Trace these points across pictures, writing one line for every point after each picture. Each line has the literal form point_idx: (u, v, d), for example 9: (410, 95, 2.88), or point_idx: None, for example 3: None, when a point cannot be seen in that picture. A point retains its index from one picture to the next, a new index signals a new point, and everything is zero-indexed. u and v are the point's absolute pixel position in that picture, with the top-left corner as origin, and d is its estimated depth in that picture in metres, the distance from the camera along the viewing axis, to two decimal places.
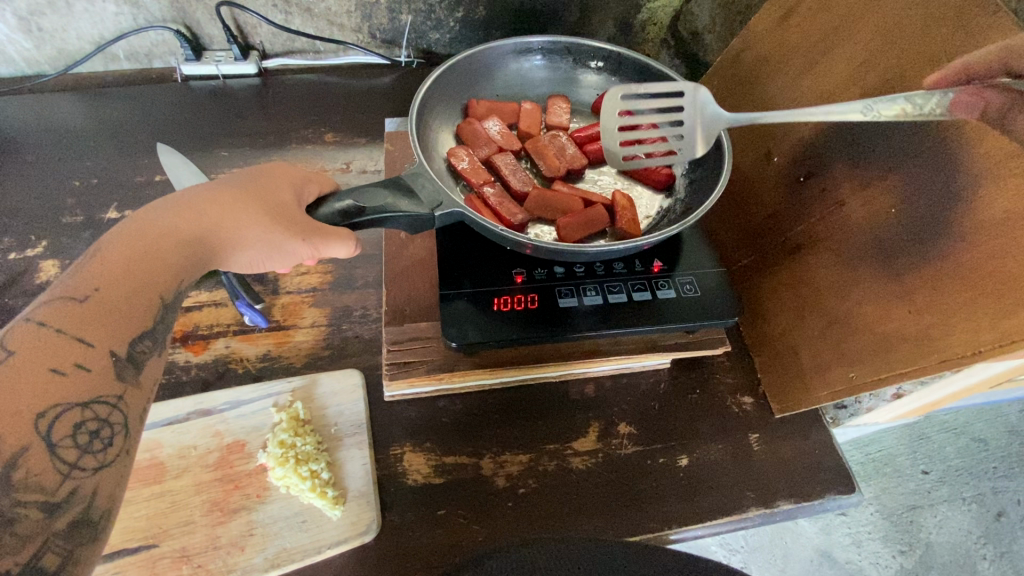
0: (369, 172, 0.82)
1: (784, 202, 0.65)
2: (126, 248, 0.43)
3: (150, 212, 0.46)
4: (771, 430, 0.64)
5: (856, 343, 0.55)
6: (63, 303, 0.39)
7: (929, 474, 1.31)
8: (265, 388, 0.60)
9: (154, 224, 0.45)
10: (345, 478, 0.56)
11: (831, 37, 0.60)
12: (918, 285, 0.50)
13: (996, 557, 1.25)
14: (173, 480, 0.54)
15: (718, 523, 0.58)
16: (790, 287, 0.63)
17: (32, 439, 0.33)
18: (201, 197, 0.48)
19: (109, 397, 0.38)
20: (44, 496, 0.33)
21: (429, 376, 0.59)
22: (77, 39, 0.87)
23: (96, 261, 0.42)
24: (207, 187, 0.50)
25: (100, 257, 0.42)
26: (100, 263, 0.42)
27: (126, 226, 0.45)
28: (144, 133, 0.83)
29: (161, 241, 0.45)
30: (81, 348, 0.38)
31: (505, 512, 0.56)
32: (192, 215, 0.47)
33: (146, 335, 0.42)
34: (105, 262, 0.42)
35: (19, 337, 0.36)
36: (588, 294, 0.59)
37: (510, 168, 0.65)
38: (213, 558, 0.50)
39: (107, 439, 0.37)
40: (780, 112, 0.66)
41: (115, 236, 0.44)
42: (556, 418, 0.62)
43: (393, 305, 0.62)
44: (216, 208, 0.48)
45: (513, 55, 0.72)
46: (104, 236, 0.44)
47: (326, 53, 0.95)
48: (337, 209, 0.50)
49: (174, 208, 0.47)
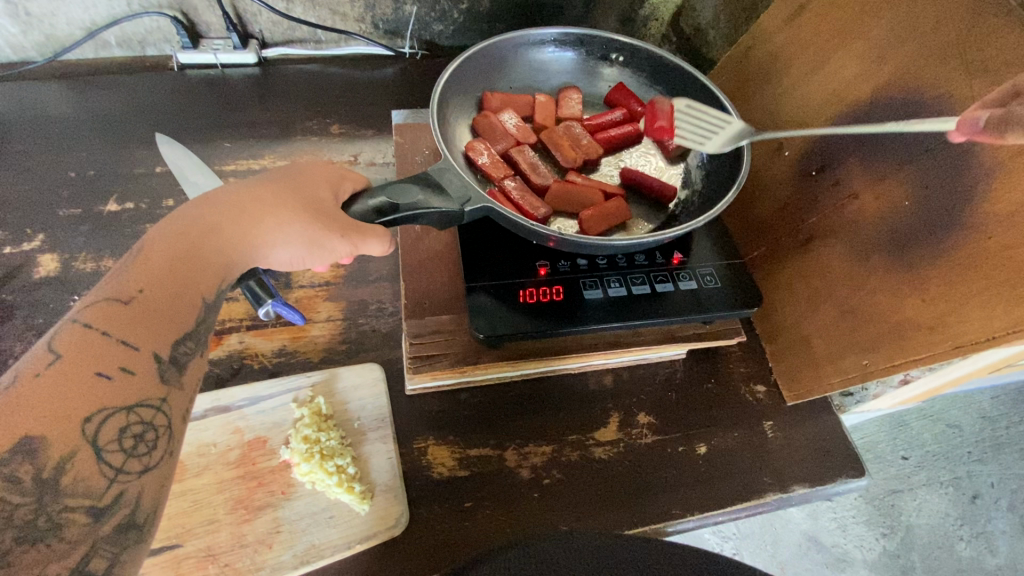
0: (377, 164, 0.81)
1: (796, 196, 0.66)
2: (169, 247, 0.43)
3: (192, 210, 0.46)
4: (783, 417, 0.65)
5: (869, 332, 0.57)
6: (107, 304, 0.38)
7: (909, 459, 1.36)
8: (285, 383, 0.59)
9: (195, 222, 0.45)
10: (371, 472, 0.55)
11: (844, 33, 0.61)
12: (931, 275, 0.52)
13: (973, 537, 1.31)
14: (194, 479, 0.52)
15: (737, 509, 0.59)
16: (802, 279, 0.64)
17: (79, 444, 0.33)
18: (239, 194, 0.48)
19: (153, 400, 0.38)
20: (90, 501, 0.33)
21: (452, 369, 0.58)
22: (66, 24, 0.83)
23: (141, 261, 0.41)
24: (246, 185, 0.49)
25: (143, 257, 0.42)
26: (144, 264, 0.41)
27: (168, 224, 0.45)
28: (141, 123, 0.80)
29: (202, 239, 0.44)
30: (126, 352, 0.37)
31: (531, 504, 0.56)
32: (232, 213, 0.46)
33: (189, 336, 0.41)
34: (149, 262, 0.41)
35: (65, 340, 0.36)
36: (611, 286, 0.60)
37: (528, 161, 0.65)
38: (239, 557, 0.50)
39: (151, 442, 0.37)
40: (791, 107, 0.67)
41: (157, 236, 0.44)
42: (578, 410, 0.63)
43: (413, 298, 0.62)
44: (255, 205, 0.47)
45: (528, 47, 0.72)
46: (149, 235, 0.44)
47: (327, 42, 0.93)
48: (371, 206, 0.49)
49: (216, 207, 0.46)
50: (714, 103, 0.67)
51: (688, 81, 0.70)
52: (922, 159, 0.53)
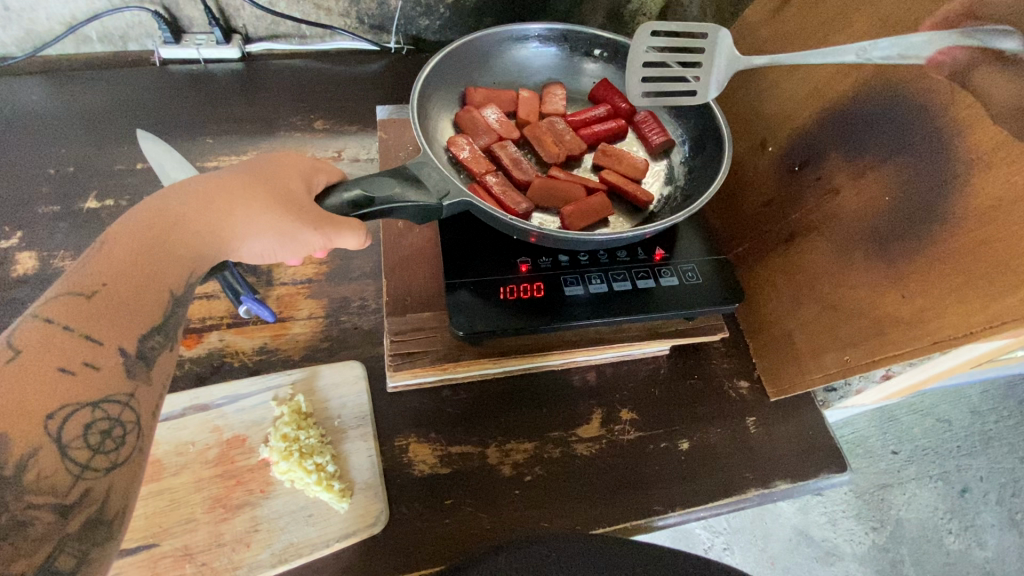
0: (361, 160, 0.80)
1: (779, 192, 0.66)
2: (133, 239, 0.42)
3: (157, 201, 0.45)
4: (766, 413, 0.65)
5: (850, 327, 0.57)
6: (69, 298, 0.38)
7: (898, 453, 1.37)
8: (264, 381, 0.58)
9: (160, 213, 0.44)
10: (351, 470, 0.55)
11: (826, 28, 0.61)
12: (910, 270, 0.52)
13: (962, 531, 1.32)
14: (172, 478, 0.52)
15: (719, 504, 0.59)
16: (785, 274, 0.64)
17: (43, 441, 0.33)
18: (206, 185, 0.47)
19: (121, 395, 0.37)
20: (55, 498, 0.33)
21: (433, 366, 0.58)
22: (45, 19, 0.82)
23: (103, 253, 0.41)
24: (214, 175, 0.48)
25: (106, 249, 0.41)
26: (107, 257, 0.41)
27: (132, 216, 0.44)
28: (122, 119, 0.80)
29: (168, 231, 0.43)
30: (90, 347, 0.37)
31: (512, 500, 0.56)
32: (199, 204, 0.45)
33: (157, 329, 0.41)
34: (112, 255, 0.41)
35: (25, 335, 0.36)
36: (593, 282, 0.60)
37: (510, 156, 0.64)
38: (217, 556, 0.49)
39: (119, 438, 0.36)
40: (774, 102, 0.67)
41: (121, 227, 0.43)
42: (560, 406, 0.63)
43: (394, 295, 0.61)
44: (224, 195, 0.46)
45: (511, 41, 0.72)
46: (112, 227, 0.43)
47: (312, 37, 0.93)
48: (345, 200, 0.49)
49: (183, 198, 0.45)
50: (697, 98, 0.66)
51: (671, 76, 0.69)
52: (903, 155, 0.53)
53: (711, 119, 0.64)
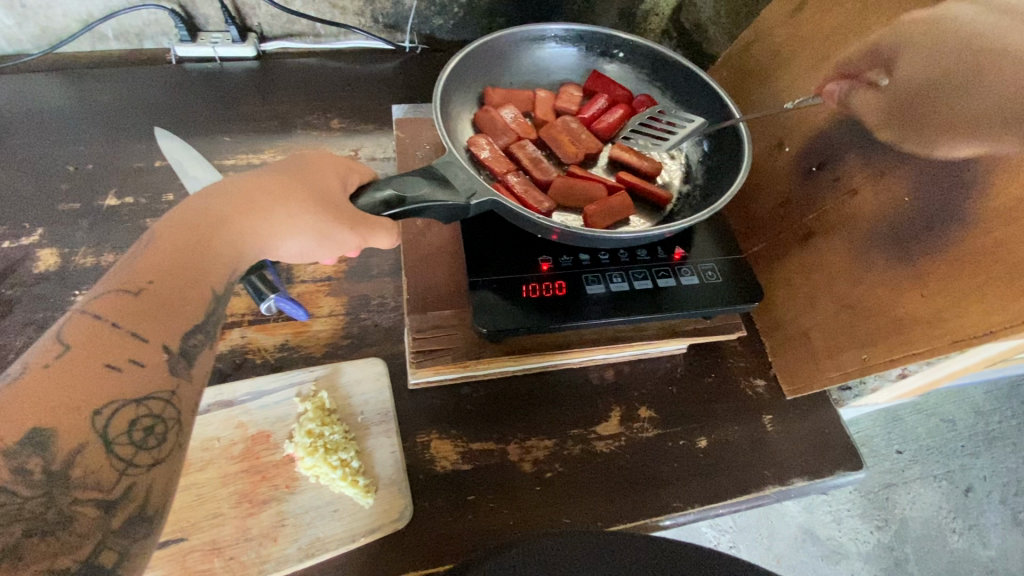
0: (378, 159, 0.80)
1: (795, 192, 0.66)
2: (177, 238, 0.43)
3: (200, 201, 0.46)
4: (783, 411, 0.66)
5: (868, 326, 0.58)
6: (117, 295, 0.38)
7: (903, 453, 1.38)
8: (287, 378, 0.59)
9: (203, 213, 0.45)
10: (375, 466, 0.56)
11: (844, 30, 0.61)
12: (930, 270, 0.52)
13: (966, 530, 1.32)
14: (198, 473, 0.53)
15: (737, 501, 0.59)
16: (802, 274, 0.65)
17: (90, 436, 0.33)
18: (247, 186, 0.47)
19: (164, 392, 0.38)
20: (100, 494, 0.33)
21: (455, 364, 0.59)
22: (62, 17, 0.82)
23: (150, 252, 0.41)
24: (254, 176, 0.49)
25: (151, 248, 0.42)
26: (153, 255, 0.41)
27: (176, 215, 0.45)
28: (139, 117, 0.80)
29: (211, 231, 0.44)
30: (136, 344, 0.37)
31: (534, 497, 0.56)
32: (240, 204, 0.46)
33: (198, 328, 0.41)
34: (158, 254, 0.41)
35: (75, 331, 0.36)
36: (613, 281, 0.60)
37: (530, 156, 0.65)
38: (245, 550, 0.50)
39: (161, 435, 0.37)
40: (791, 103, 0.67)
41: (166, 227, 0.44)
42: (579, 404, 0.63)
43: (415, 292, 0.62)
44: (264, 196, 0.47)
45: (530, 42, 0.72)
46: (156, 227, 0.44)
47: (326, 36, 0.93)
48: (378, 200, 0.49)
49: (225, 197, 0.46)
50: (715, 99, 0.67)
51: (689, 76, 0.70)
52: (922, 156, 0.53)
53: (730, 119, 0.65)
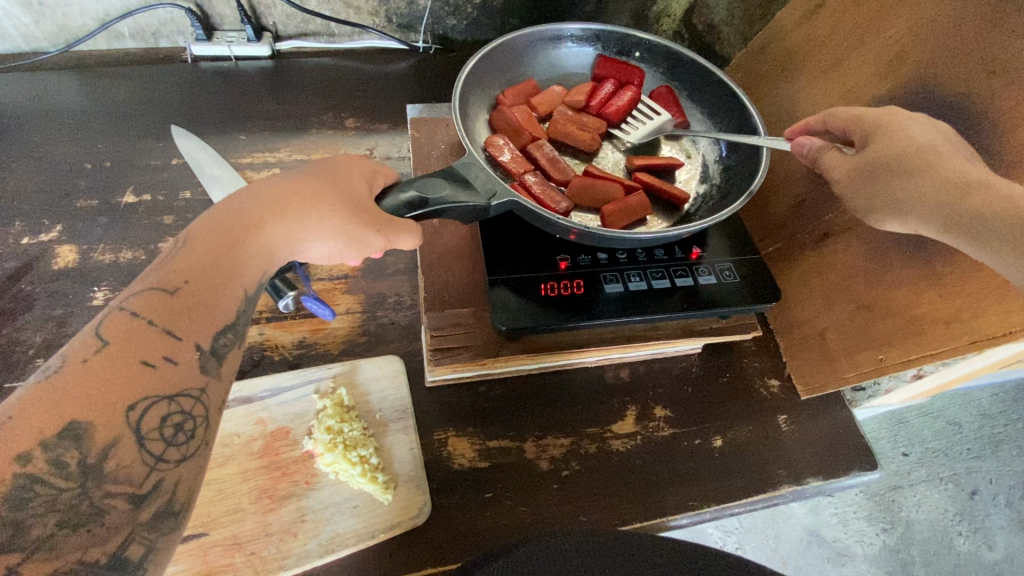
0: (393, 158, 0.81)
1: (811, 192, 0.66)
2: (211, 237, 0.43)
3: (233, 201, 0.46)
4: (797, 411, 0.66)
5: (885, 327, 0.58)
6: (154, 294, 0.39)
7: (909, 455, 1.38)
8: (307, 375, 0.59)
9: (237, 214, 0.45)
10: (394, 463, 0.56)
11: (862, 32, 0.61)
12: (949, 271, 0.52)
13: (972, 533, 1.32)
14: (219, 469, 0.53)
15: (753, 500, 0.60)
16: (817, 274, 0.65)
17: (123, 431, 0.34)
18: (278, 188, 0.48)
19: (193, 389, 0.38)
20: (130, 488, 0.34)
21: (473, 362, 0.59)
22: (79, 15, 0.83)
23: (185, 251, 0.42)
24: (285, 177, 0.50)
25: (186, 248, 0.42)
26: (188, 255, 0.42)
27: (210, 217, 0.45)
28: (155, 115, 0.80)
29: (245, 233, 0.44)
30: (170, 341, 0.38)
31: (550, 495, 0.57)
32: (272, 206, 0.47)
33: (228, 328, 0.42)
34: (192, 254, 0.42)
35: (112, 327, 0.36)
36: (631, 280, 0.61)
37: (547, 156, 0.65)
38: (266, 545, 0.50)
39: (190, 431, 0.37)
40: (808, 104, 0.68)
41: (201, 227, 0.44)
42: (596, 403, 0.63)
43: (433, 291, 0.62)
44: (295, 197, 0.47)
45: (546, 42, 0.72)
46: (192, 227, 0.45)
47: (340, 36, 0.93)
48: (402, 201, 0.49)
49: (257, 199, 0.47)
50: (732, 99, 0.67)
51: (706, 77, 0.70)
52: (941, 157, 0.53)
53: (748, 119, 0.65)
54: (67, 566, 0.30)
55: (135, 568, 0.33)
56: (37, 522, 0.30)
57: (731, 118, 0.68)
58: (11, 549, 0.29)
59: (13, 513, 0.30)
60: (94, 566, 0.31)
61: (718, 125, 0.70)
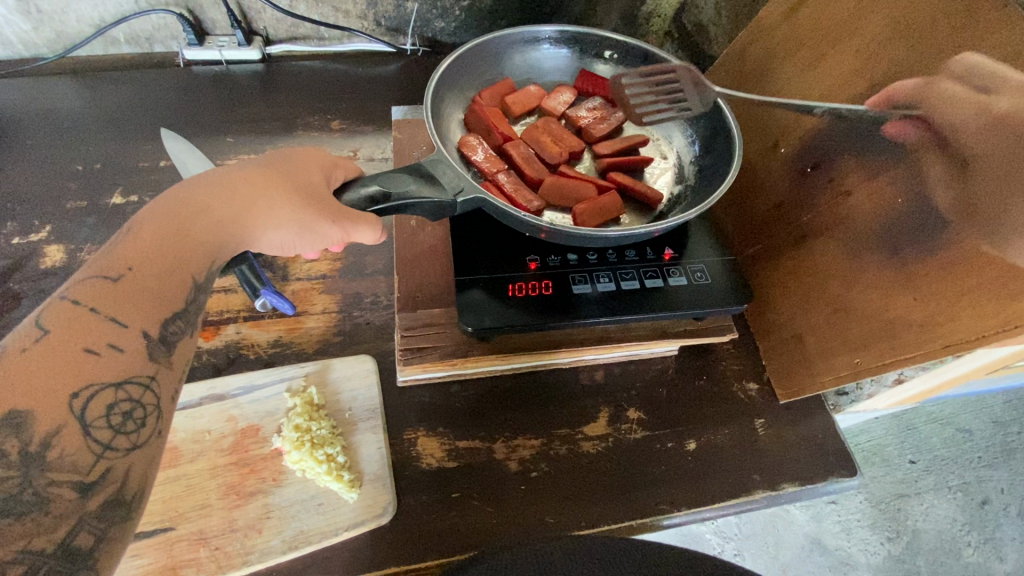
0: (376, 160, 0.82)
1: (791, 193, 0.65)
2: (158, 225, 0.44)
3: (183, 189, 0.47)
4: (776, 415, 0.65)
5: (861, 330, 0.56)
6: (97, 281, 0.40)
7: (917, 463, 1.34)
8: (279, 373, 0.60)
9: (185, 202, 0.46)
10: (361, 461, 0.56)
11: (841, 29, 0.60)
12: (923, 273, 0.51)
13: (981, 543, 1.28)
14: (188, 464, 0.54)
15: (726, 505, 0.59)
16: (795, 277, 0.64)
17: (67, 418, 0.35)
18: (230, 177, 0.49)
19: (143, 376, 0.39)
20: (77, 476, 0.35)
21: (442, 362, 0.59)
22: (76, 22, 0.85)
23: (131, 238, 0.43)
24: (238, 167, 0.50)
25: (134, 235, 0.43)
26: (134, 242, 0.42)
27: (157, 205, 0.46)
28: (146, 118, 0.82)
29: (193, 220, 0.45)
30: (115, 328, 0.39)
31: (518, 496, 0.56)
32: (223, 195, 0.47)
33: (179, 315, 0.42)
34: (139, 241, 0.43)
35: (53, 315, 0.38)
36: (601, 281, 0.60)
37: (522, 155, 0.65)
38: (230, 541, 0.51)
39: (140, 420, 0.38)
40: (787, 103, 0.67)
41: (147, 215, 0.45)
42: (567, 405, 0.63)
43: (406, 291, 0.62)
44: (247, 187, 0.48)
45: (522, 44, 0.73)
46: (139, 215, 0.45)
47: (330, 39, 0.94)
48: (363, 195, 0.51)
49: (208, 187, 0.47)
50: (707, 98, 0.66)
51: None
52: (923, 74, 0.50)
53: (723, 119, 0.64)
54: (10, 555, 0.31)
55: (86, 558, 0.34)
56: None
57: (707, 117, 0.67)
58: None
59: None
60: (40, 554, 0.32)
61: (694, 124, 0.69)
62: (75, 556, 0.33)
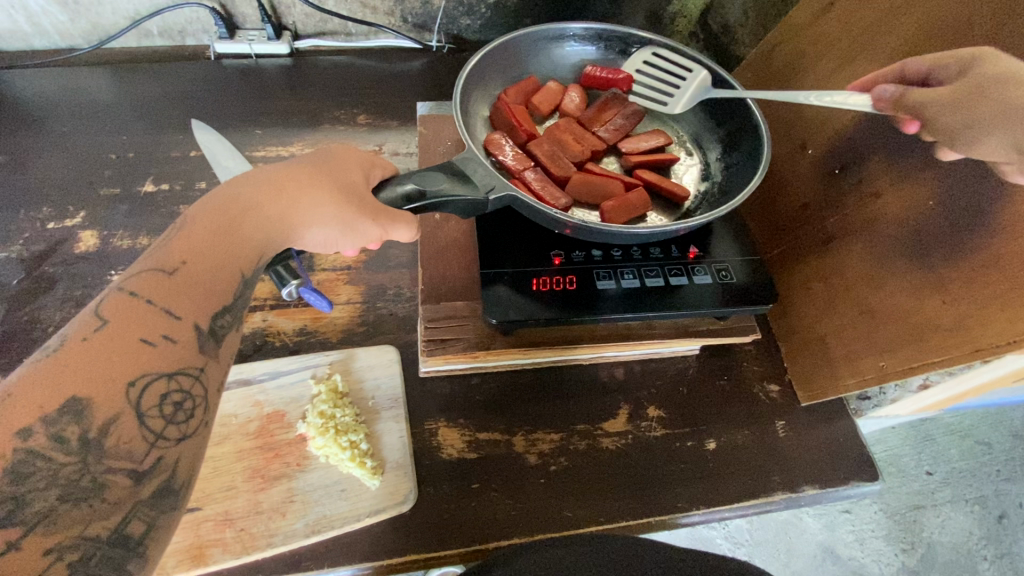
0: (401, 154, 0.82)
1: (818, 194, 0.65)
2: (208, 221, 0.45)
3: (232, 186, 0.48)
4: (796, 418, 0.65)
5: (887, 333, 0.56)
6: (152, 274, 0.41)
7: (934, 474, 1.33)
8: (304, 360, 0.61)
9: (234, 199, 0.47)
10: (383, 449, 0.57)
11: (872, 31, 0.60)
12: (954, 277, 0.50)
13: (998, 558, 1.26)
14: (216, 447, 0.55)
15: (744, 505, 0.59)
16: (819, 279, 0.64)
17: (123, 408, 0.36)
18: (276, 174, 0.50)
19: (192, 368, 0.40)
20: (131, 464, 0.36)
21: (464, 354, 0.60)
22: (112, 13, 0.87)
23: (183, 234, 0.44)
24: (283, 165, 0.51)
25: (186, 230, 0.44)
26: (187, 237, 0.44)
27: (207, 201, 0.47)
28: (177, 109, 0.84)
29: (242, 217, 0.46)
30: (169, 320, 0.39)
31: (538, 489, 0.57)
32: (269, 192, 0.48)
33: (226, 310, 0.44)
34: (191, 237, 0.44)
35: (111, 306, 0.38)
36: (625, 277, 0.60)
37: (548, 152, 0.65)
38: (255, 523, 0.52)
39: (189, 411, 0.39)
40: (816, 104, 0.66)
41: (198, 211, 0.46)
42: (587, 400, 0.63)
43: (429, 284, 0.63)
44: (292, 185, 0.49)
45: (549, 41, 0.73)
46: (190, 210, 0.46)
47: (357, 35, 0.96)
48: (398, 194, 0.51)
49: (256, 185, 0.48)
50: (734, 97, 0.66)
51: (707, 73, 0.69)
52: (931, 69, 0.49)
53: (751, 118, 0.64)
54: (70, 540, 0.32)
55: (137, 543, 0.35)
56: (39, 496, 0.32)
57: (733, 116, 0.67)
58: (12, 523, 0.31)
59: (13, 487, 0.32)
60: (96, 540, 0.33)
61: (721, 123, 0.69)
62: (127, 542, 0.35)
